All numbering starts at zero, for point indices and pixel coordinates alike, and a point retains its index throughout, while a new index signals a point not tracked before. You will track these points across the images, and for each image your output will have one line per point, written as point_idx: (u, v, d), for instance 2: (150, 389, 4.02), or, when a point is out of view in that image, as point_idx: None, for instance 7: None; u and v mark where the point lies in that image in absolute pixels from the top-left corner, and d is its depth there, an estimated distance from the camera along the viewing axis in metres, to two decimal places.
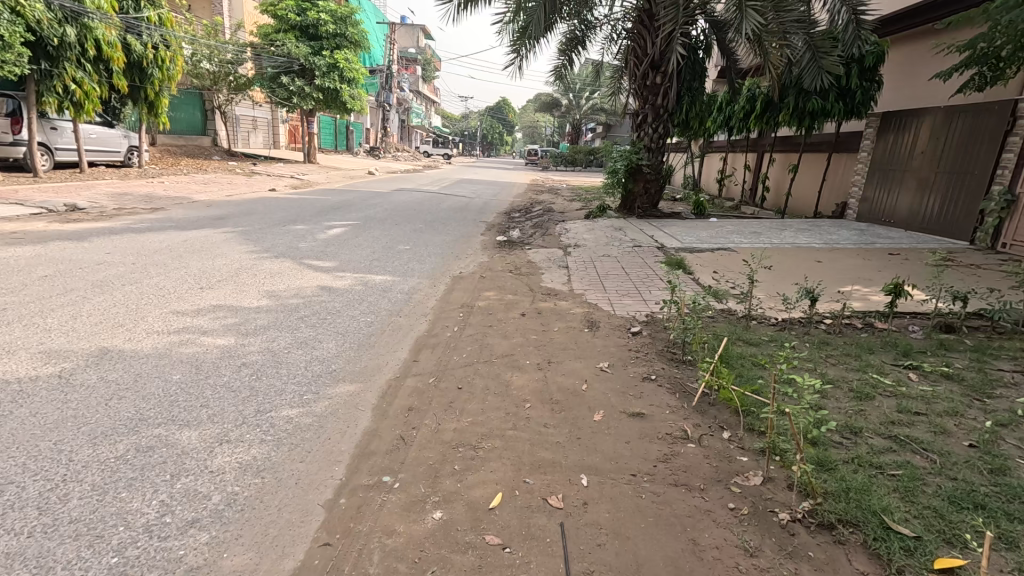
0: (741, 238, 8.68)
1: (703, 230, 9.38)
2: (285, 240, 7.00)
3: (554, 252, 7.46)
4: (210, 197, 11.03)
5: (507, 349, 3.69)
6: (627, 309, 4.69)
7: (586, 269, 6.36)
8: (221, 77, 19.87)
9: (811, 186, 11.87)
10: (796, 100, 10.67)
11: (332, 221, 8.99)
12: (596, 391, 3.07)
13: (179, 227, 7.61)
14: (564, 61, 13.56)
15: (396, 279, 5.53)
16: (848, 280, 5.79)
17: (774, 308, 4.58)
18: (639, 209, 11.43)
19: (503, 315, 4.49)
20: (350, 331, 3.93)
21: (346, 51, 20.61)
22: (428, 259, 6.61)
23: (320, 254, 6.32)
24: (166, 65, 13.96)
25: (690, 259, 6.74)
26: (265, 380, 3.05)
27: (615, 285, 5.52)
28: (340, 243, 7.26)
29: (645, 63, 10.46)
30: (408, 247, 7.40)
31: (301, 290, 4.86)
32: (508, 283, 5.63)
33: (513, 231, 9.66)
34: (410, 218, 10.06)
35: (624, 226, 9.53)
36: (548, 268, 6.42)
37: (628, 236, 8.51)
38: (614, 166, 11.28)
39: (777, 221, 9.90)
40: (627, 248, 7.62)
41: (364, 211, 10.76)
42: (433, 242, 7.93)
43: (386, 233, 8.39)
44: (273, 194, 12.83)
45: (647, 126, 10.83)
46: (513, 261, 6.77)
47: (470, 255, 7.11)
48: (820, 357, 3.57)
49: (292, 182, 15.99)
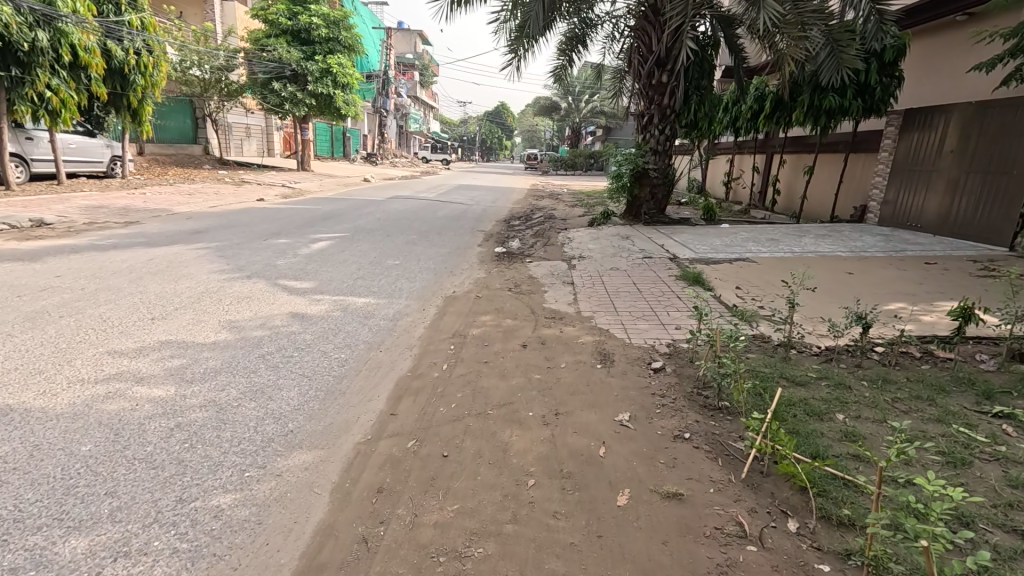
0: (758, 246, 8.07)
1: (716, 238, 8.77)
2: (263, 256, 6.39)
3: (558, 264, 6.86)
4: (193, 208, 10.47)
5: (505, 394, 3.06)
6: (644, 337, 4.07)
7: (594, 285, 5.74)
8: (212, 84, 19.36)
9: (826, 188, 11.26)
10: (811, 97, 10.06)
11: (318, 234, 8.38)
12: (617, 457, 2.44)
13: (150, 243, 7.03)
14: (564, 62, 13.00)
15: (381, 302, 4.92)
16: (889, 296, 5.17)
17: (816, 334, 3.95)
18: (645, 214, 10.78)
19: (501, 346, 3.87)
20: (318, 375, 3.29)
21: (340, 55, 20.08)
22: (419, 276, 6.01)
23: (299, 273, 5.71)
24: (151, 72, 13.43)
25: (708, 272, 6.14)
26: (199, 450, 2.42)
27: (628, 306, 4.90)
28: (323, 258, 6.66)
29: (650, 61, 9.94)
30: (398, 261, 6.81)
31: (270, 319, 4.24)
32: (508, 304, 5.02)
33: (513, 240, 9.06)
34: (404, 229, 9.47)
35: (630, 234, 8.94)
36: (552, 284, 5.81)
37: (637, 246, 7.92)
38: (618, 171, 10.53)
39: (793, 227, 9.28)
40: (637, 259, 7.01)
41: (356, 221, 10.18)
42: (426, 255, 7.33)
43: (376, 246, 7.79)
44: (262, 204, 12.26)
45: (653, 128, 10.29)
46: (513, 276, 6.16)
47: (466, 270, 6.50)
48: (887, 403, 2.94)
49: (283, 190, 15.42)
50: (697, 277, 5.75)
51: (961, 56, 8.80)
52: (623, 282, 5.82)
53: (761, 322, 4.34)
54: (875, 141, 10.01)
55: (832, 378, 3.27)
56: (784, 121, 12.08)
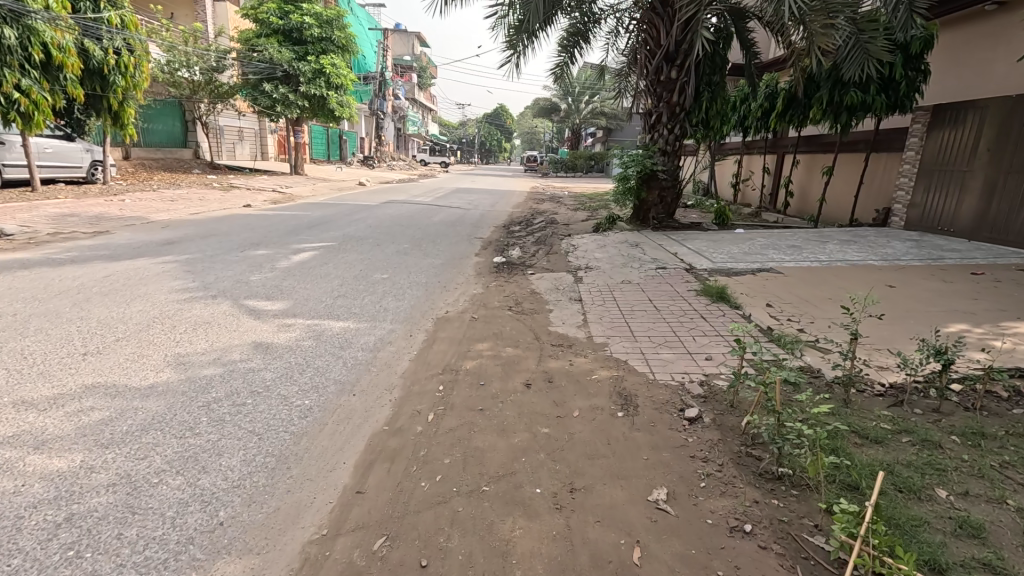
0: (780, 253, 7.43)
1: (732, 245, 8.14)
2: (235, 272, 5.74)
3: (563, 277, 6.22)
4: (173, 216, 9.85)
5: (505, 461, 2.40)
6: (670, 372, 3.42)
7: (605, 303, 5.09)
8: (202, 85, 18.77)
9: (845, 189, 10.62)
10: (830, 93, 9.40)
11: (302, 244, 7.74)
12: (658, 565, 1.79)
13: (113, 256, 6.39)
14: (566, 59, 12.38)
15: (362, 327, 4.27)
16: (944, 314, 4.52)
17: (876, 367, 3.31)
18: (653, 219, 10.14)
19: (500, 386, 3.21)
20: (272, 432, 2.63)
21: (333, 56, 19.47)
22: (408, 293, 5.36)
23: (272, 291, 5.07)
24: (132, 73, 12.81)
25: (732, 285, 5.49)
26: (85, 564, 1.76)
27: (646, 330, 4.25)
28: (303, 272, 6.02)
29: (658, 56, 9.34)
30: (386, 275, 6.17)
31: (227, 351, 3.59)
32: (509, 327, 4.37)
33: (513, 249, 8.42)
34: (396, 237, 8.83)
35: (639, 241, 8.32)
36: (557, 302, 5.16)
37: (647, 255, 7.28)
38: (624, 172, 9.86)
39: (814, 232, 8.63)
40: (650, 270, 6.36)
41: (345, 228, 9.54)
42: (419, 267, 6.70)
43: (364, 257, 7.15)
44: (248, 211, 11.65)
45: (661, 127, 9.68)
46: (513, 292, 5.51)
47: (461, 284, 5.86)
48: (996, 471, 2.29)
49: (272, 195, 14.80)
50: (721, 293, 5.10)
51: (992, 48, 8.19)
52: (638, 298, 5.18)
53: (804, 351, 3.69)
54: (899, 139, 9.37)
55: (915, 432, 2.62)
56: (799, 120, 11.54)
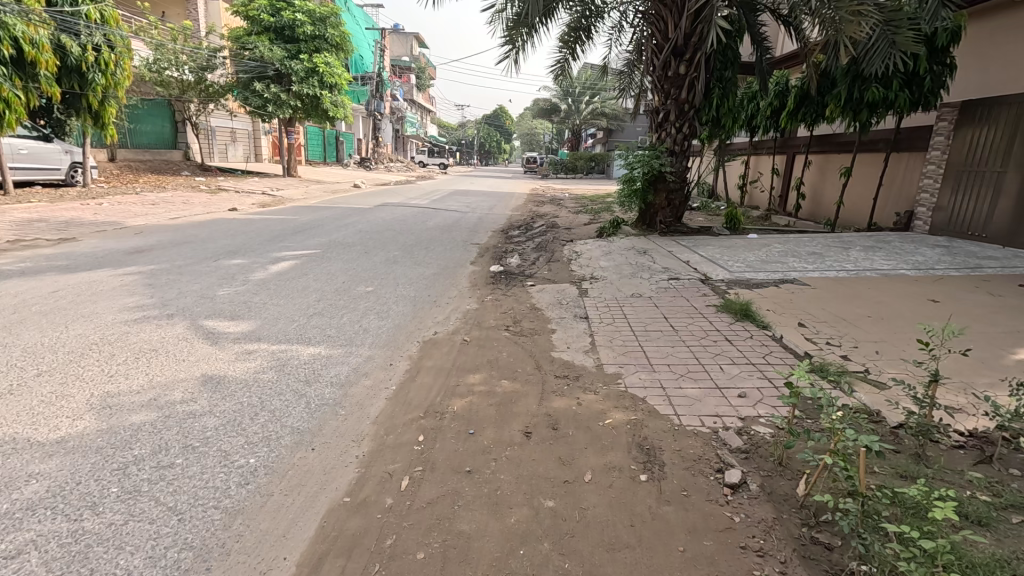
0: (800, 261, 6.86)
1: (747, 252, 7.57)
2: (201, 286, 5.16)
3: (566, 290, 5.63)
4: (150, 221, 9.27)
5: (497, 558, 1.82)
6: (699, 416, 2.84)
7: (614, 321, 4.51)
8: (191, 85, 18.24)
9: (863, 191, 10.04)
10: (849, 89, 8.79)
11: (283, 251, 7.15)
12: None
13: (70, 266, 5.79)
14: (566, 56, 11.80)
15: (336, 354, 3.67)
16: (1006, 336, 3.93)
17: (949, 410, 2.72)
18: (661, 223, 9.55)
19: (493, 436, 2.62)
20: (197, 510, 2.03)
21: (326, 54, 18.90)
22: (393, 311, 4.76)
23: (239, 310, 4.49)
24: (113, 70, 12.25)
25: (756, 300, 4.92)
26: None
27: (664, 357, 3.67)
28: (279, 285, 5.44)
29: (666, 49, 8.76)
30: (371, 288, 5.57)
31: (168, 389, 3.00)
32: (507, 353, 3.79)
33: (512, 256, 7.83)
34: (387, 243, 8.25)
35: (647, 248, 7.75)
36: (561, 320, 4.57)
37: (658, 263, 6.70)
38: (630, 174, 9.16)
39: (834, 238, 8.06)
40: (662, 282, 5.78)
41: (333, 233, 8.96)
42: (408, 278, 6.11)
43: (349, 266, 6.56)
44: (233, 215, 11.07)
45: (669, 125, 9.11)
46: (511, 309, 4.92)
47: (454, 299, 5.28)
48: None
49: (261, 198, 14.22)
50: (746, 310, 4.52)
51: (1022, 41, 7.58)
52: (651, 315, 4.62)
53: (856, 387, 3.11)
54: (923, 138, 8.80)
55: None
56: (812, 118, 11.04)
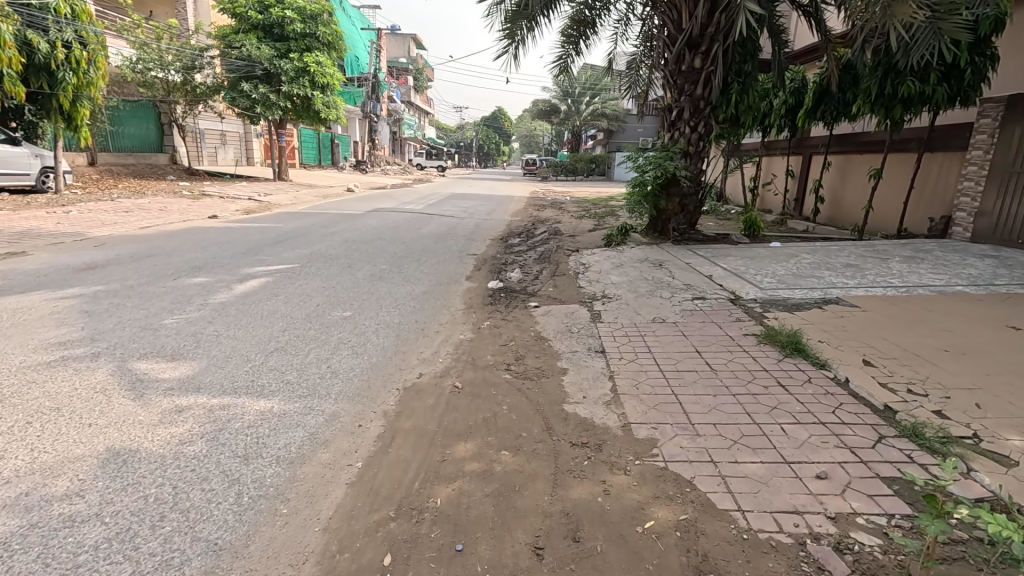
0: (836, 274, 6.10)
1: (774, 263, 6.82)
2: (147, 314, 4.38)
3: (576, 314, 4.86)
4: (118, 231, 8.50)
5: None
6: (774, 516, 2.07)
7: (637, 357, 3.74)
8: (178, 86, 17.59)
9: (891, 195, 9.27)
10: (880, 83, 8.02)
11: (257, 266, 6.38)
12: None
13: (3, 288, 5.01)
14: (570, 52, 11.05)
15: (291, 412, 2.90)
16: None
17: None
18: (674, 231, 8.78)
19: (490, 557, 1.86)
20: None
21: (317, 53, 18.13)
22: (371, 344, 3.99)
23: (183, 346, 3.71)
24: (85, 68, 11.46)
25: (801, 326, 4.18)
26: None
27: (707, 412, 2.90)
28: (242, 310, 4.67)
29: (679, 41, 8.04)
30: (349, 312, 4.79)
31: (50, 477, 2.22)
32: (508, 406, 3.02)
33: (512, 269, 7.07)
34: (374, 255, 7.48)
35: (663, 260, 7.00)
36: (572, 355, 3.79)
37: (677, 279, 5.93)
38: (641, 177, 8.35)
39: (868, 248, 7.31)
40: (686, 304, 5.02)
41: (317, 244, 8.19)
42: (393, 298, 5.34)
43: (328, 283, 5.79)
44: (213, 223, 10.32)
45: (683, 124, 8.39)
46: (512, 340, 4.15)
47: (444, 326, 4.51)
48: None
49: (247, 204, 13.47)
50: (794, 342, 3.76)
51: None
52: (680, 350, 3.86)
53: (972, 464, 2.34)
54: (962, 136, 8.06)
55: None
56: (833, 115, 10.40)
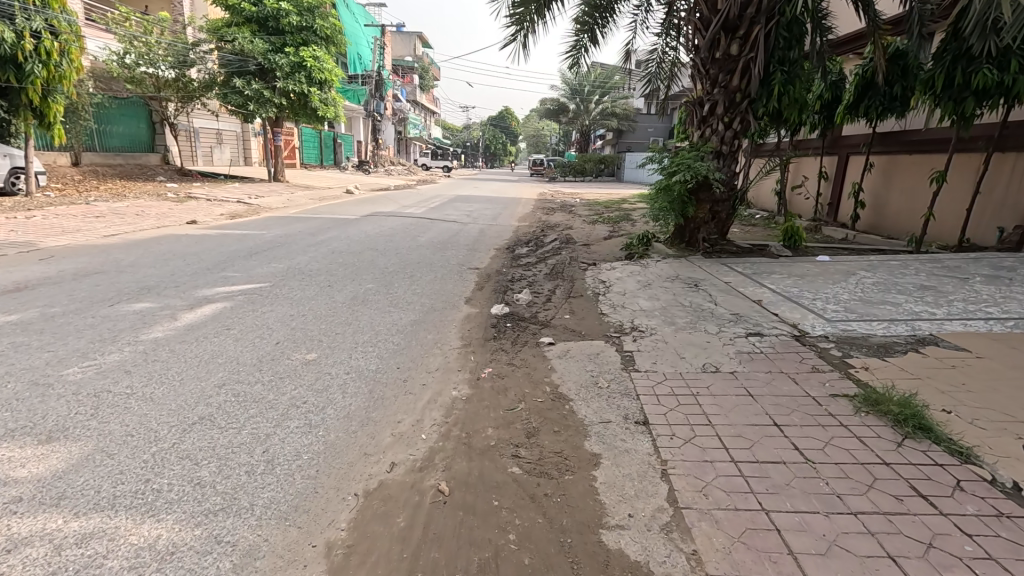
0: (914, 299, 5.02)
1: (830, 283, 5.76)
2: (48, 360, 3.38)
3: (602, 357, 3.83)
4: (76, 240, 7.56)
5: None
6: None
7: (694, 433, 2.72)
8: (170, 83, 16.74)
9: (951, 200, 8.19)
10: (947, 70, 6.95)
11: (218, 286, 5.40)
12: None
13: None
14: (584, 42, 9.98)
15: (184, 549, 1.89)
16: None
17: None
18: (704, 241, 7.66)
19: None
20: None
21: (315, 48, 17.23)
22: (332, 410, 2.97)
23: (70, 419, 2.70)
24: (57, 61, 10.56)
25: (907, 385, 3.12)
26: None
27: (831, 555, 1.87)
28: (178, 351, 3.67)
29: (715, 23, 7.04)
30: (313, 353, 3.78)
31: None
32: (516, 536, 2.00)
33: (519, 288, 6.06)
34: (360, 271, 6.50)
35: (698, 279, 5.95)
36: (604, 431, 2.76)
37: (720, 306, 4.90)
38: (667, 180, 7.31)
39: (938, 266, 6.21)
40: (741, 343, 3.97)
41: (297, 256, 7.20)
42: (374, 330, 4.33)
43: (297, 310, 4.78)
44: (190, 230, 9.38)
45: (714, 119, 7.38)
46: (522, 401, 3.13)
47: (433, 376, 3.49)
48: None
49: (234, 207, 12.54)
50: (913, 415, 2.71)
51: None
52: (749, 422, 2.81)
53: None
54: None
55: None
56: (877, 111, 9.44)
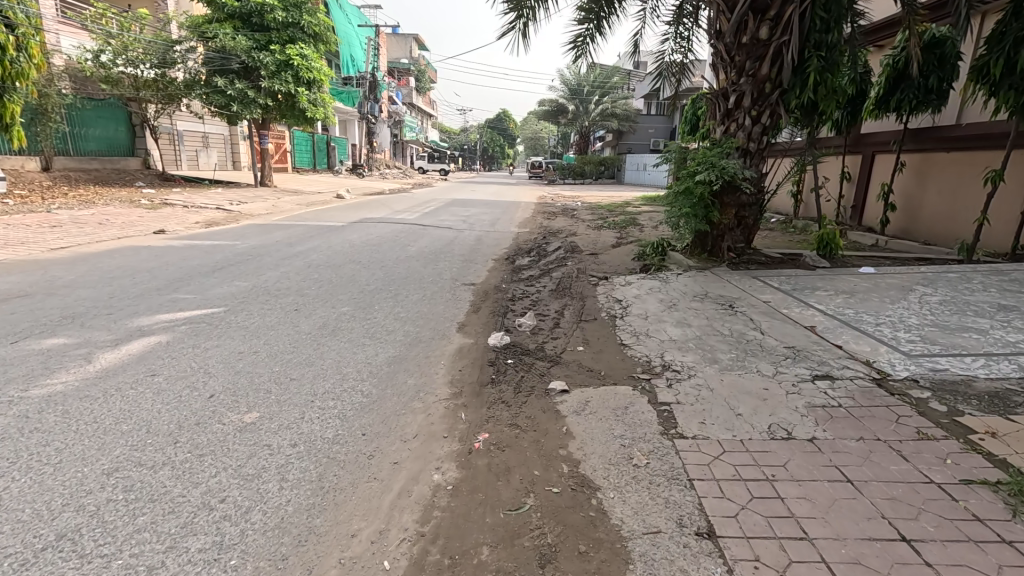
0: (1001, 325, 4.15)
1: (888, 302, 4.88)
2: None
3: (633, 414, 2.93)
4: (16, 254, 6.63)
5: None
6: None
7: (791, 560, 1.82)
8: (149, 83, 15.87)
9: (1003, 203, 7.36)
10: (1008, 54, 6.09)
11: (162, 313, 4.50)
12: None
13: None
14: (590, 32, 9.10)
15: None
16: None
17: None
18: (728, 250, 6.83)
19: None
20: None
21: (302, 45, 16.36)
22: (258, 516, 2.07)
23: None
24: (13, 56, 9.65)
25: None
26: None
27: None
28: (72, 414, 2.76)
29: (741, 3, 6.16)
30: (254, 413, 2.89)
31: None
32: None
33: (522, 310, 5.18)
34: (337, 289, 5.61)
35: (733, 298, 5.07)
36: (654, 556, 1.88)
37: (767, 335, 4.02)
38: (688, 181, 6.49)
39: (1007, 280, 5.36)
40: (810, 392, 3.09)
41: (267, 271, 6.31)
42: (340, 374, 3.44)
43: (249, 345, 3.87)
44: (154, 240, 8.46)
45: (741, 113, 6.52)
46: (529, 494, 2.25)
47: (410, 448, 2.60)
48: None
49: (211, 214, 11.67)
50: None
51: None
52: (864, 536, 1.93)
53: None
54: None
55: None
56: (910, 105, 8.57)
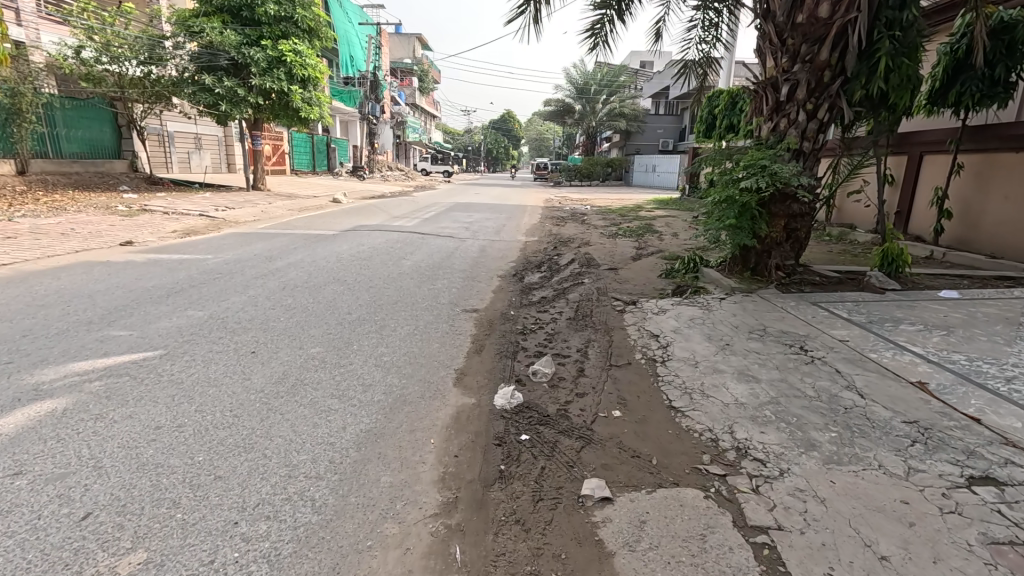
0: None
1: (1002, 343, 3.87)
2: None
3: (718, 555, 1.92)
4: None
5: None
6: None
7: None
8: (135, 81, 14.80)
9: None
10: None
11: (75, 362, 3.51)
12: None
13: None
14: (608, 19, 8.05)
15: None
16: None
17: None
18: (776, 268, 5.83)
19: None
20: None
21: (295, 41, 15.44)
22: None
23: None
24: None
25: None
26: None
27: None
28: None
29: None
30: (141, 554, 1.89)
31: None
32: None
33: (537, 348, 4.18)
34: (311, 321, 4.62)
35: (801, 336, 4.06)
36: None
37: (869, 397, 3.00)
38: (731, 189, 5.46)
39: None
40: (971, 509, 2.08)
41: (231, 295, 5.31)
42: (288, 468, 2.43)
43: (171, 416, 2.86)
44: (115, 253, 7.48)
45: (794, 107, 5.49)
46: None
47: None
48: None
49: (193, 222, 10.74)
50: None
51: None
52: None
53: None
54: None
55: None
56: (972, 100, 7.50)
